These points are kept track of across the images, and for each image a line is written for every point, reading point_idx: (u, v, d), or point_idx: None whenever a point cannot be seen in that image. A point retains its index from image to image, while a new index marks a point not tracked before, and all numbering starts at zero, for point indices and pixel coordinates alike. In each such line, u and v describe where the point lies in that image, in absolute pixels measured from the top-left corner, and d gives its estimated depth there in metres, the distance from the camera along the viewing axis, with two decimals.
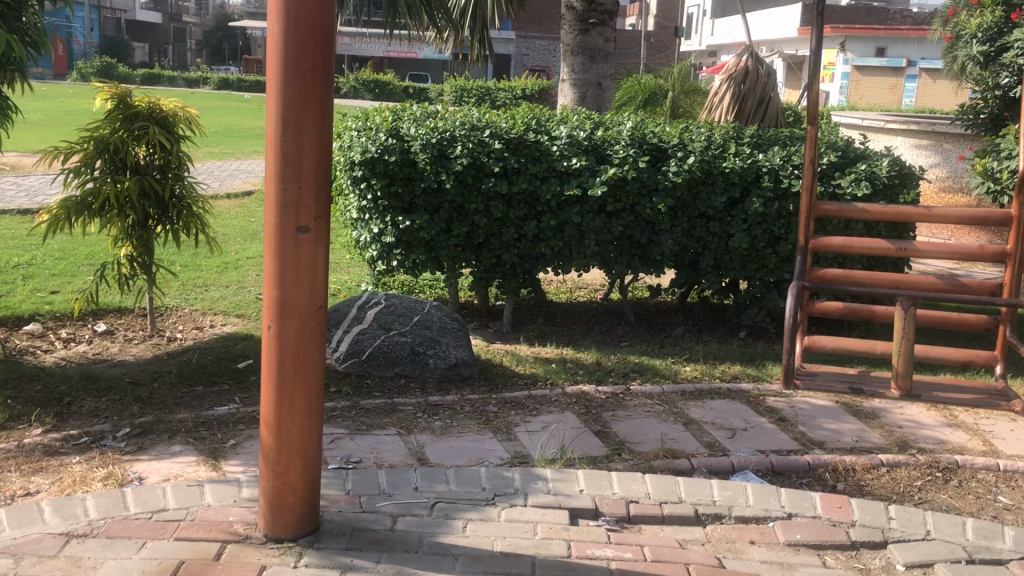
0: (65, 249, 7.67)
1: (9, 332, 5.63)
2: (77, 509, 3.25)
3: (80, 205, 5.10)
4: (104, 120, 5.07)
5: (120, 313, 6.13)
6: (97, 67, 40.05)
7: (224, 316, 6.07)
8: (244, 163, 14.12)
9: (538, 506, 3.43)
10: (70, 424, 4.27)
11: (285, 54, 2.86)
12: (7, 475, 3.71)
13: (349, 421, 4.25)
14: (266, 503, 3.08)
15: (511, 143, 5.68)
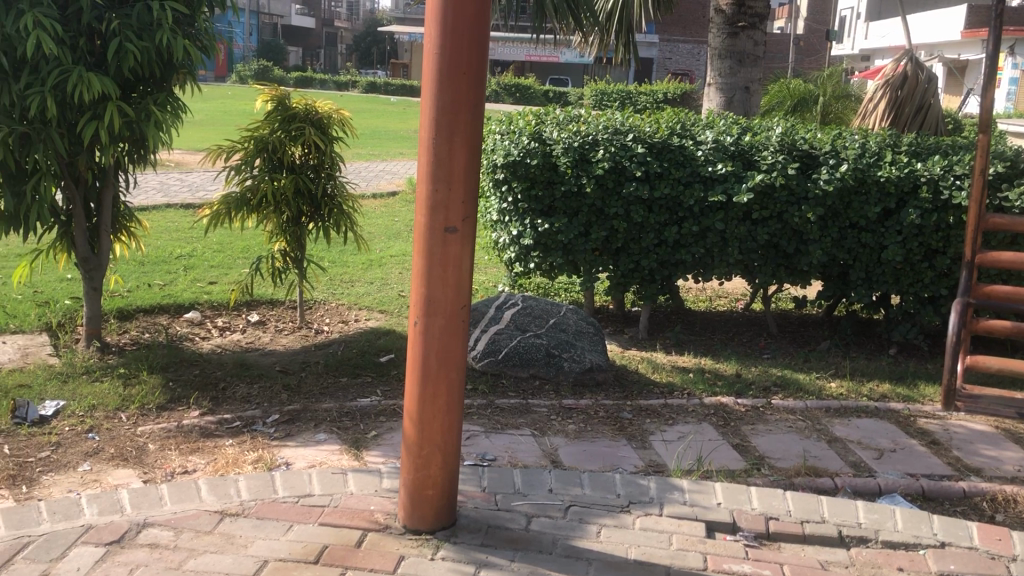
0: (223, 242, 8.11)
1: (171, 319, 6.00)
2: (230, 489, 3.43)
3: (240, 201, 5.40)
4: (265, 120, 5.34)
5: (271, 304, 6.43)
6: (255, 70, 42.21)
7: (368, 311, 6.28)
8: (389, 164, 14.58)
9: (674, 517, 3.39)
10: (223, 408, 4.51)
11: (440, 58, 2.93)
12: (168, 453, 3.96)
13: (484, 419, 4.32)
14: (406, 494, 3.17)
15: (654, 147, 5.62)
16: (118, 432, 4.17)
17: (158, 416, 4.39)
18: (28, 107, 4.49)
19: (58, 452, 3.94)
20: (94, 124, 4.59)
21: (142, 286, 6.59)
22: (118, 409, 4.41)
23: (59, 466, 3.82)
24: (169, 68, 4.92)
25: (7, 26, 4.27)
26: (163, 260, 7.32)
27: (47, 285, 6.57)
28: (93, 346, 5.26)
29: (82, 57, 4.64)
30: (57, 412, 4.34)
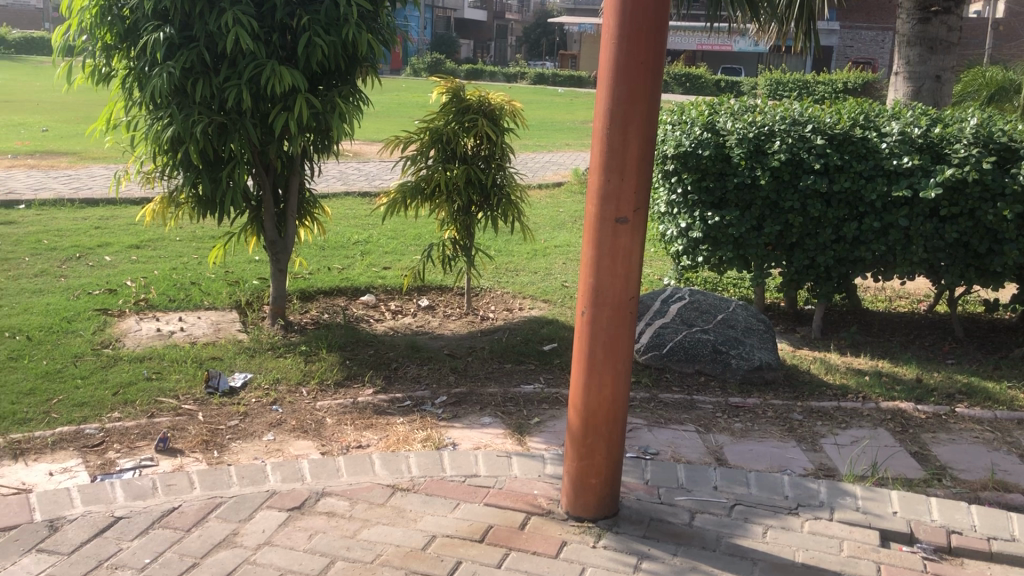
0: (397, 229, 8.43)
1: (348, 301, 6.31)
2: (402, 465, 3.58)
3: (414, 189, 5.60)
4: (440, 112, 5.53)
5: (441, 290, 6.64)
6: (428, 63, 43.51)
7: (532, 300, 6.37)
8: (556, 154, 14.69)
9: (845, 523, 3.26)
10: (395, 387, 4.70)
11: (618, 48, 2.93)
12: (343, 428, 4.18)
13: (647, 413, 4.29)
14: (570, 481, 3.21)
15: (834, 139, 5.39)
16: (299, 406, 4.43)
17: (335, 392, 4.62)
18: (226, 99, 4.82)
19: (245, 422, 4.23)
20: (285, 115, 4.87)
21: (322, 269, 6.94)
22: (299, 384, 4.69)
23: (246, 435, 4.10)
24: (354, 61, 5.15)
25: (210, 23, 4.60)
26: (341, 246, 7.68)
27: (238, 266, 7.04)
28: (277, 325, 5.61)
29: (275, 51, 4.93)
30: (245, 383, 4.66)
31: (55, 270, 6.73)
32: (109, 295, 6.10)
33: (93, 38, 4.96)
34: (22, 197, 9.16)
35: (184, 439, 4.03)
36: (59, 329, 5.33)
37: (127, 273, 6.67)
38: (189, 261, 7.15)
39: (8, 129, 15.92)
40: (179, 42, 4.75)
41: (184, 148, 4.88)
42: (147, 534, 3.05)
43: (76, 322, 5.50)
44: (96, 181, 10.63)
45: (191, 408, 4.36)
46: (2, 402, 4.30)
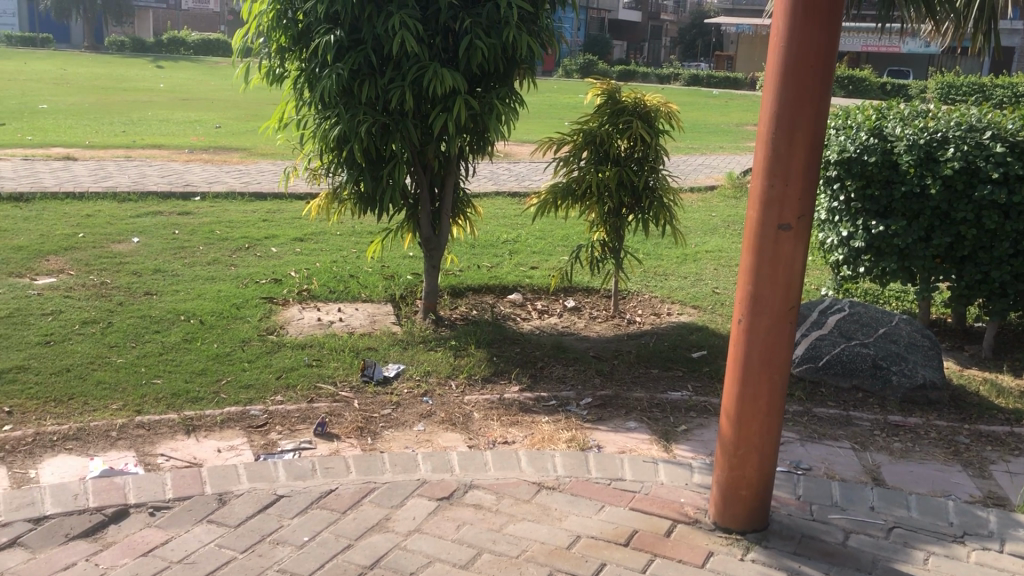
0: (546, 229, 8.50)
1: (496, 298, 6.41)
2: (548, 464, 3.62)
3: (566, 190, 5.64)
4: (594, 114, 5.55)
5: (587, 292, 6.65)
6: (580, 64, 43.58)
7: (681, 306, 6.28)
8: (709, 157, 14.44)
9: (1016, 556, 3.06)
10: (541, 385, 4.75)
11: (787, 51, 2.86)
12: (490, 424, 4.26)
13: (800, 426, 4.16)
14: (720, 491, 3.15)
15: (1016, 147, 5.07)
16: (448, 399, 4.55)
17: (483, 387, 4.72)
18: (390, 100, 5.00)
19: (397, 411, 4.38)
20: (444, 116, 5.00)
21: (472, 266, 7.08)
22: (448, 377, 4.81)
23: (398, 424, 4.25)
24: (512, 64, 5.23)
25: (378, 26, 4.79)
26: (491, 244, 7.81)
27: (393, 261, 7.28)
28: (429, 319, 5.77)
29: (437, 53, 5.07)
30: (398, 374, 4.83)
31: (225, 258, 7.16)
32: (274, 285, 6.44)
33: (270, 40, 5.24)
34: (198, 189, 9.79)
35: (340, 425, 4.22)
36: (229, 315, 5.68)
37: (290, 264, 7.03)
38: (347, 255, 7.45)
39: (186, 126, 17.02)
40: (348, 44, 4.96)
41: (348, 146, 5.10)
42: (306, 513, 3.21)
43: (244, 308, 5.83)
44: (264, 176, 11.23)
45: (347, 395, 4.56)
46: (178, 380, 4.62)
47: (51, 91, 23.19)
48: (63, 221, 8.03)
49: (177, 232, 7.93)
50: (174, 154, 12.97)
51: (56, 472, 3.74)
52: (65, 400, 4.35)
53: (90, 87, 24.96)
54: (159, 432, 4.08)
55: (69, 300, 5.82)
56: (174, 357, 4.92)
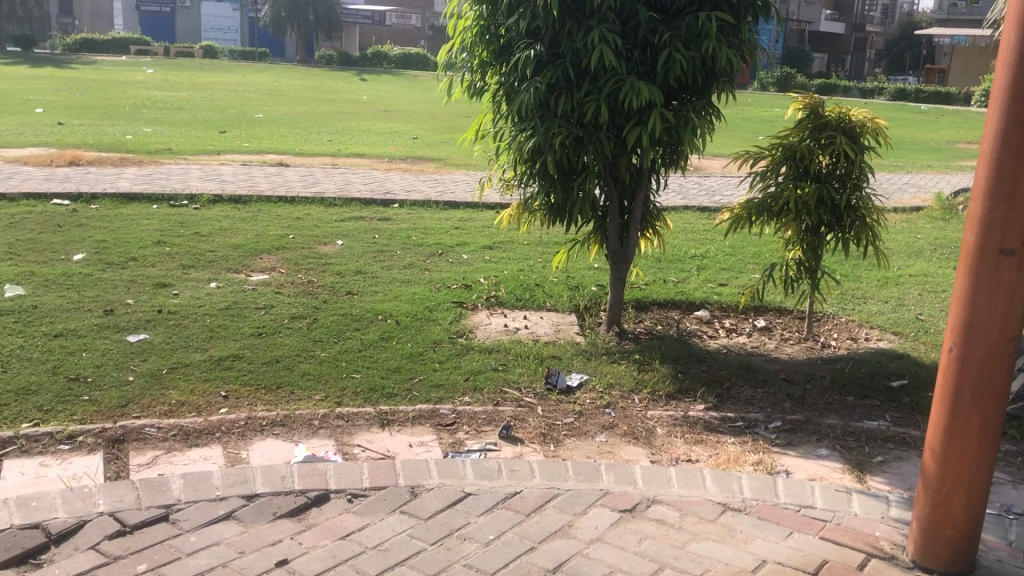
0: (736, 246, 8.32)
1: (683, 314, 6.34)
2: (733, 485, 3.54)
3: (761, 206, 5.51)
4: (795, 129, 5.38)
5: (779, 312, 6.45)
6: (777, 77, 42.25)
7: (881, 331, 5.97)
8: (915, 176, 13.62)
9: None
10: (727, 406, 4.65)
11: (1018, 64, 2.68)
12: (674, 441, 4.23)
13: (1012, 467, 3.87)
14: (920, 528, 2.99)
15: None
16: (631, 412, 4.55)
17: (666, 403, 4.68)
18: (586, 113, 5.06)
19: (580, 420, 4.43)
20: (639, 129, 5.01)
21: (658, 281, 7.03)
22: (632, 391, 4.81)
23: (580, 433, 4.30)
24: (711, 77, 5.17)
25: (577, 41, 4.87)
26: (679, 259, 7.72)
27: (579, 272, 7.34)
28: (613, 331, 5.78)
29: (635, 67, 5.09)
30: (582, 384, 4.88)
31: (420, 263, 7.47)
32: (464, 290, 6.66)
33: (472, 55, 5.43)
34: (396, 197, 10.26)
35: (524, 429, 4.32)
36: (422, 317, 5.92)
37: (480, 271, 7.24)
38: (534, 264, 7.59)
39: (387, 136, 17.89)
40: (547, 58, 5.07)
41: (542, 159, 5.20)
42: (492, 512, 3.30)
43: (436, 312, 6.07)
44: (457, 186, 11.62)
45: (532, 401, 4.65)
46: (374, 376, 4.87)
47: (268, 102, 25.00)
48: (276, 223, 8.65)
49: (376, 237, 8.35)
50: (374, 163, 13.66)
51: (265, 454, 4.04)
52: (273, 389, 4.69)
53: (302, 99, 26.70)
54: (356, 424, 4.32)
55: (279, 296, 6.25)
56: (371, 354, 5.19)
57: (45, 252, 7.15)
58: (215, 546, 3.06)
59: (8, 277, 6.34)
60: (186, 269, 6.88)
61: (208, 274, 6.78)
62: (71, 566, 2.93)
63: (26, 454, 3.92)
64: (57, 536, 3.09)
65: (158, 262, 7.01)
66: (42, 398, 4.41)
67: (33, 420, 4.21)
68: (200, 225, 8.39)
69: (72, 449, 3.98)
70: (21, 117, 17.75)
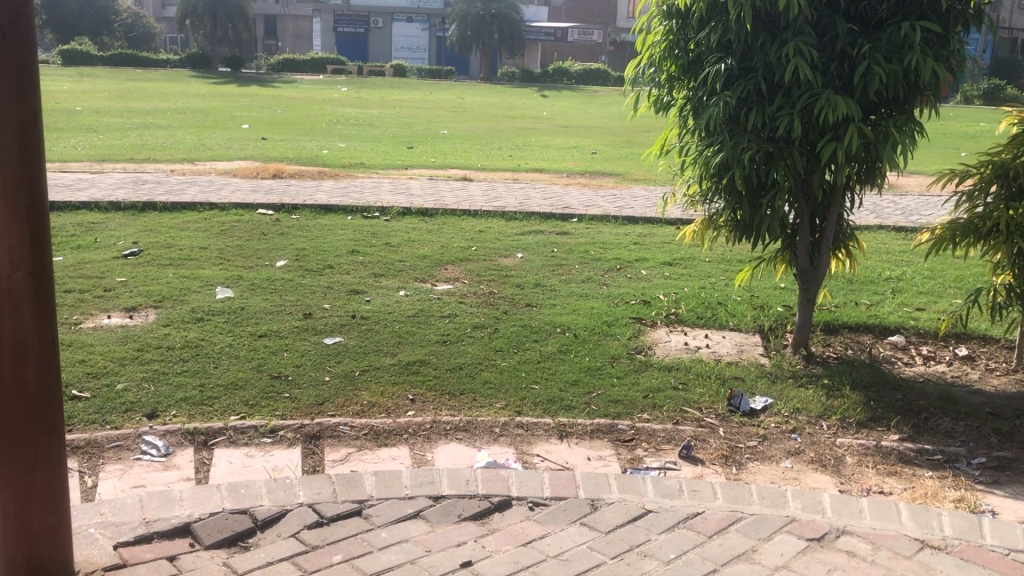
0: (936, 268, 7.83)
1: (876, 339, 6.03)
2: (933, 521, 3.34)
3: (967, 228, 5.16)
4: (1008, 145, 5.03)
5: (983, 340, 6.02)
6: (984, 89, 39.48)
7: None
8: None
9: None
10: (925, 438, 4.39)
11: None
12: (865, 471, 4.04)
13: None
14: None
15: None
16: (818, 438, 4.38)
17: (857, 431, 4.48)
18: (778, 129, 4.92)
19: (764, 444, 4.31)
20: (834, 145, 4.83)
21: (849, 303, 6.73)
22: (819, 416, 4.62)
23: (764, 458, 4.19)
24: (914, 90, 4.90)
25: (771, 54, 4.76)
26: (871, 281, 7.35)
27: (763, 292, 7.14)
28: (799, 354, 5.57)
29: (832, 80, 4.91)
30: (766, 407, 4.74)
31: (599, 278, 7.50)
32: (643, 306, 6.63)
33: (660, 69, 5.41)
34: (576, 211, 10.34)
35: (705, 450, 4.25)
36: (601, 331, 5.94)
37: (660, 288, 7.18)
38: (716, 282, 7.45)
39: (566, 151, 18.07)
40: (738, 72, 4.98)
41: (729, 174, 5.11)
42: (673, 530, 3.27)
43: (615, 327, 6.07)
44: (637, 201, 11.58)
45: (712, 422, 4.56)
46: (553, 388, 4.93)
47: (452, 118, 25.84)
48: (460, 235, 8.92)
49: (556, 250, 8.45)
50: (554, 178, 13.84)
51: (448, 458, 4.18)
52: (456, 395, 4.84)
53: (487, 115, 27.46)
54: (535, 434, 4.40)
55: (463, 305, 6.45)
56: (550, 366, 5.26)
57: (251, 258, 7.70)
58: (404, 543, 3.20)
59: (220, 280, 6.88)
60: (377, 277, 7.22)
61: (397, 282, 7.09)
62: (275, 551, 3.14)
63: (234, 444, 4.24)
64: (263, 522, 3.32)
65: (351, 270, 7.39)
66: (250, 393, 4.75)
67: (240, 413, 4.54)
68: (389, 236, 8.79)
69: (274, 443, 4.27)
70: (230, 132, 19.19)
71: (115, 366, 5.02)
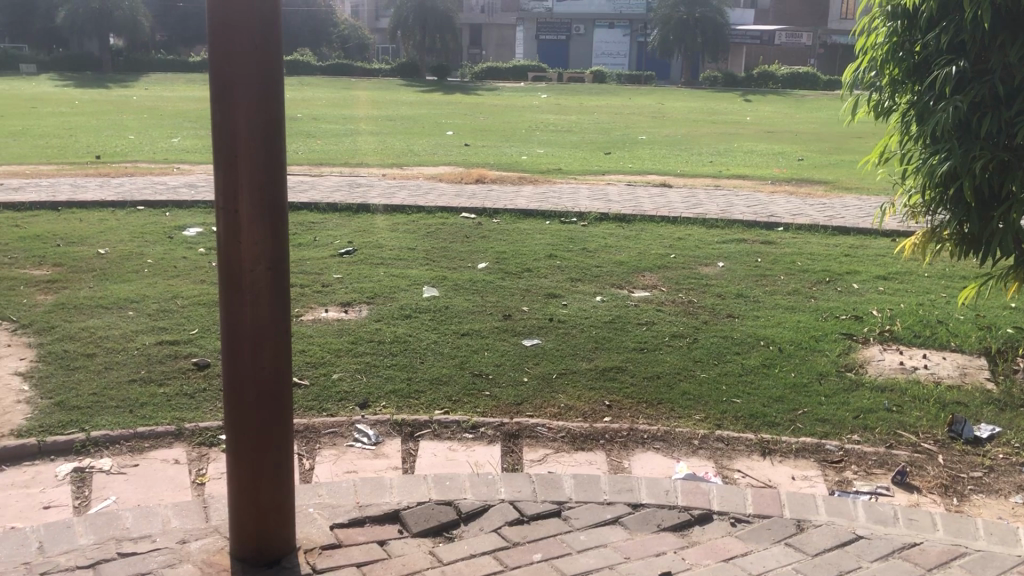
0: None
1: None
2: None
3: None
4: None
5: None
6: None
7: None
8: None
9: None
10: None
11: None
12: None
13: None
14: None
15: None
16: None
17: None
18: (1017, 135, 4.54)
19: (990, 476, 4.00)
20: None
21: None
22: None
23: (990, 491, 3.89)
24: None
25: (1012, 56, 4.40)
26: None
27: (991, 311, 6.61)
28: None
29: None
30: (992, 436, 4.39)
31: (806, 290, 7.21)
32: (854, 321, 6.31)
33: (881, 73, 5.12)
34: (782, 220, 9.98)
35: (921, 478, 4.00)
36: (808, 346, 5.71)
37: (873, 303, 6.81)
38: (937, 299, 6.97)
39: (769, 158, 17.50)
40: (971, 75, 4.64)
41: (958, 184, 4.76)
42: (887, 559, 3.10)
43: (823, 342, 5.82)
44: (848, 210, 11.03)
45: (931, 448, 4.28)
46: (755, 402, 4.79)
47: (651, 124, 25.65)
48: (659, 242, 8.85)
49: (760, 260, 8.20)
50: (758, 185, 13.43)
51: (646, 467, 4.15)
52: (654, 404, 4.80)
53: (688, 121, 27.02)
54: (736, 449, 4.29)
55: (662, 313, 6.40)
56: (752, 380, 5.11)
57: (455, 259, 7.98)
58: (603, 547, 3.21)
59: (426, 279, 7.18)
60: (575, 282, 7.29)
61: (595, 288, 7.13)
62: (478, 544, 3.24)
63: (437, 437, 4.41)
64: (467, 515, 3.43)
65: (550, 274, 7.51)
66: (452, 389, 4.93)
67: (444, 408, 4.72)
68: (588, 241, 8.86)
69: (475, 438, 4.40)
70: (437, 138, 19.96)
71: (331, 356, 5.35)
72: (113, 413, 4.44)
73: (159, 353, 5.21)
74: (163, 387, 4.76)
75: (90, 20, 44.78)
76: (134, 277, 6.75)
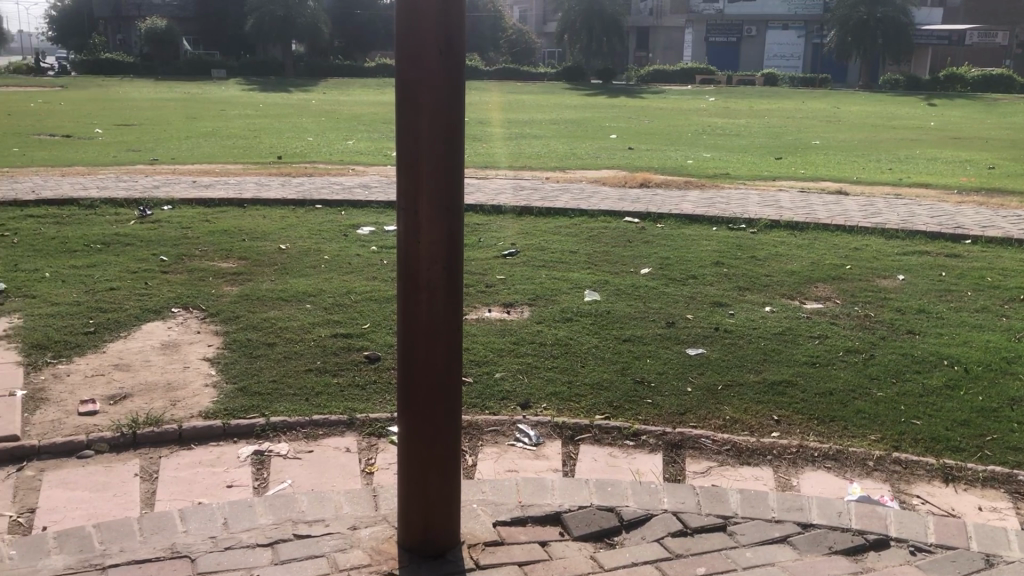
0: None
1: None
2: None
3: None
4: None
5: None
6: None
7: None
8: None
9: None
10: None
11: None
12: None
13: None
14: None
15: None
16: None
17: None
18: None
19: None
20: None
21: None
22: None
23: None
24: None
25: None
26: None
27: None
28: None
29: None
30: None
31: (997, 308, 6.72)
32: None
33: None
34: (969, 232, 9.34)
35: None
36: (998, 368, 5.32)
37: None
38: None
39: (956, 165, 16.43)
40: None
41: None
42: None
43: (1016, 364, 5.40)
44: None
45: None
46: (937, 425, 4.50)
47: (826, 128, 24.62)
48: (833, 252, 8.48)
49: (944, 274, 7.71)
50: (942, 194, 12.64)
51: (816, 486, 3.99)
52: (826, 421, 4.60)
53: (867, 125, 25.72)
54: (915, 474, 4.05)
55: (835, 327, 6.13)
56: (935, 401, 4.80)
57: (618, 264, 7.95)
58: (770, 566, 3.11)
59: (589, 283, 7.18)
60: (743, 291, 7.10)
61: (763, 297, 6.92)
62: (640, 553, 3.21)
63: (598, 442, 4.39)
64: (629, 522, 3.41)
65: (717, 282, 7.34)
66: (614, 395, 4.91)
67: (605, 413, 4.70)
68: (756, 248, 8.60)
69: (636, 445, 4.36)
70: (603, 142, 19.92)
71: (494, 356, 5.45)
72: (291, 400, 4.69)
73: (334, 345, 5.47)
74: (337, 377, 4.99)
75: (278, 28, 47.54)
76: (312, 272, 7.11)
